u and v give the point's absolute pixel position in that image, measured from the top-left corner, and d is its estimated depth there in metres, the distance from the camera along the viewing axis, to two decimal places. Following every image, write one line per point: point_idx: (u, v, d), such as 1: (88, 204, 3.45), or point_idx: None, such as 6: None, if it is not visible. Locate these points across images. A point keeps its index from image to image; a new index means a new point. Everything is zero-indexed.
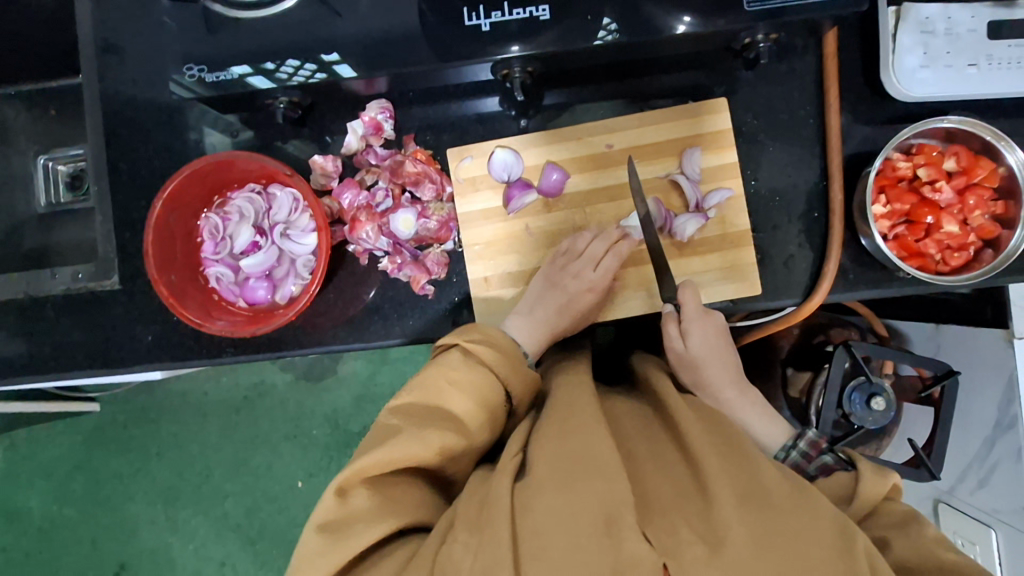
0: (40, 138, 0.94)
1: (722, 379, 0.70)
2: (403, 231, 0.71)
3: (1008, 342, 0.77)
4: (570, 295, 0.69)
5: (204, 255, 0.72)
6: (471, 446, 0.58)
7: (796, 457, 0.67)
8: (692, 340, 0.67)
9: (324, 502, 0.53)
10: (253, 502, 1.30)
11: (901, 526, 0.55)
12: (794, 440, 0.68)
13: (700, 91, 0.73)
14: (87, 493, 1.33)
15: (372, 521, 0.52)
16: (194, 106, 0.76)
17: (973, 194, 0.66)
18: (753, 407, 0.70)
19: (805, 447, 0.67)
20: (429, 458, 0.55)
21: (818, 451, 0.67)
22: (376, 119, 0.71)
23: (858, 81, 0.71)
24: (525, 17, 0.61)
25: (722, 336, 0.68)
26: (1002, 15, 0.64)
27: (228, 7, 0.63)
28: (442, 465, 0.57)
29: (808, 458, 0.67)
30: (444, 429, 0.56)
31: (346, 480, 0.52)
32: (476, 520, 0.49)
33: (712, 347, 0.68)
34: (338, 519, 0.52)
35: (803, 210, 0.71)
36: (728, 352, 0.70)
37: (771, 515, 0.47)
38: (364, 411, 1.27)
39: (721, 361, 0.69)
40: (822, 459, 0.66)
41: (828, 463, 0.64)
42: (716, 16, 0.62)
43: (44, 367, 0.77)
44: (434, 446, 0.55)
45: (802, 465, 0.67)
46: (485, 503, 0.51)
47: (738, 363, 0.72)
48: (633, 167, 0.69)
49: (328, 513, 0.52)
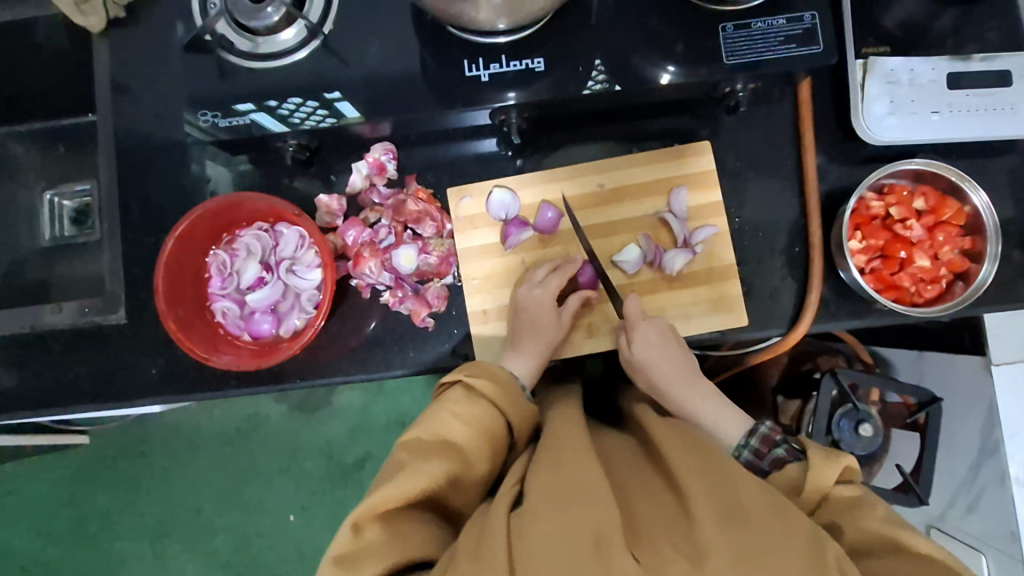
0: (46, 174, 0.97)
1: (677, 382, 0.71)
2: (405, 266, 0.74)
3: (986, 370, 0.81)
4: (534, 319, 0.71)
5: (212, 290, 0.75)
6: (473, 473, 0.60)
7: (748, 457, 0.65)
8: (637, 346, 0.70)
9: (339, 537, 0.53)
10: (244, 537, 1.28)
11: (851, 510, 0.57)
12: (747, 439, 0.66)
13: (685, 133, 0.77)
14: (74, 529, 1.31)
15: (386, 554, 0.53)
16: (203, 146, 0.80)
17: (941, 231, 0.71)
18: (709, 403, 0.70)
19: (756, 443, 0.65)
20: (436, 489, 0.56)
21: (770, 445, 0.64)
22: (380, 159, 0.75)
23: (832, 125, 0.76)
24: (521, 68, 0.66)
25: (666, 337, 0.70)
26: (958, 68, 0.70)
27: (244, 58, 0.67)
28: (447, 493, 0.58)
29: (760, 454, 0.64)
30: (447, 459, 0.57)
31: (360, 515, 0.53)
32: (474, 547, 0.51)
33: (657, 352, 0.69)
34: (352, 553, 0.53)
35: (786, 244, 0.75)
36: (681, 357, 0.71)
37: (751, 532, 0.49)
38: (358, 443, 1.27)
39: (667, 361, 0.70)
40: (774, 453, 0.63)
41: (779, 456, 0.62)
42: (698, 67, 0.66)
43: (47, 400, 0.78)
44: (441, 476, 0.56)
45: (755, 462, 0.64)
46: (482, 531, 0.52)
47: (696, 364, 0.72)
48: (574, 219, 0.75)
49: (343, 547, 0.53)
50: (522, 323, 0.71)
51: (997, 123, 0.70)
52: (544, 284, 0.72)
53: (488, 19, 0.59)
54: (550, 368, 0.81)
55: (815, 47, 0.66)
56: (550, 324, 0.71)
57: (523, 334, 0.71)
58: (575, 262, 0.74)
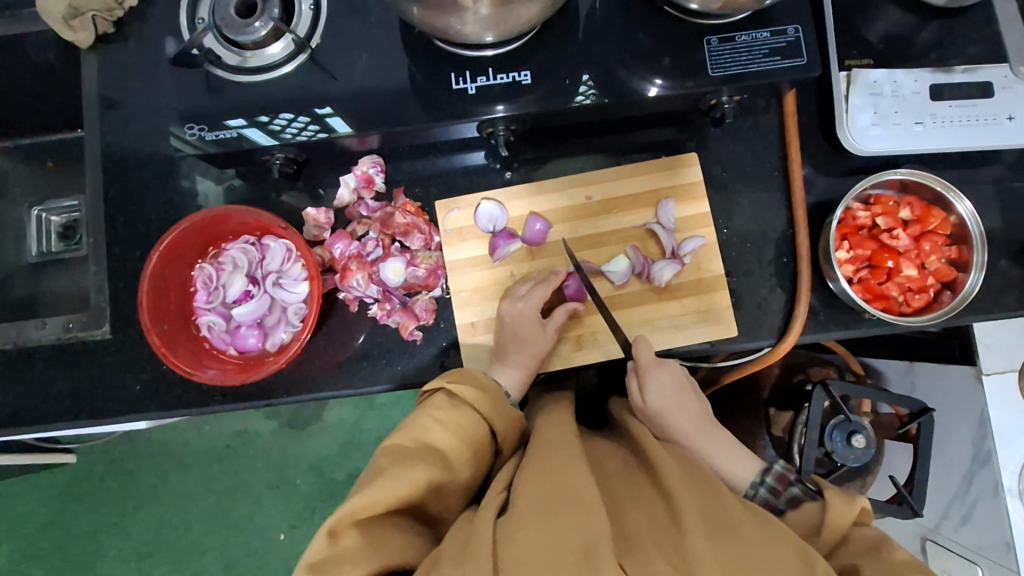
0: (34, 190, 0.96)
1: (687, 425, 0.70)
2: (392, 278, 0.74)
3: (977, 379, 0.81)
4: (521, 332, 0.70)
5: (196, 304, 0.74)
6: (456, 479, 0.59)
7: (765, 495, 0.65)
8: (648, 391, 0.69)
9: (315, 543, 0.52)
10: (232, 557, 1.26)
11: (872, 552, 0.55)
12: (762, 476, 0.66)
13: (672, 145, 0.78)
14: (58, 550, 1.28)
15: (361, 561, 0.51)
16: (191, 159, 0.79)
17: (928, 240, 0.71)
18: (724, 448, 0.69)
19: (773, 481, 0.65)
20: (417, 495, 0.55)
21: (786, 484, 0.65)
22: (368, 172, 0.75)
23: (818, 136, 0.77)
24: (509, 81, 0.67)
25: (678, 383, 0.70)
26: (940, 79, 0.71)
27: (230, 71, 0.68)
28: (429, 499, 0.57)
29: (776, 492, 0.64)
30: (429, 465, 0.56)
31: (337, 521, 0.52)
32: (458, 556, 0.49)
33: (670, 397, 0.69)
34: (327, 560, 0.51)
35: (774, 255, 0.75)
36: (690, 399, 0.71)
37: (740, 545, 0.49)
38: (349, 459, 1.26)
39: (680, 408, 0.70)
40: (790, 492, 0.63)
41: (796, 494, 0.63)
42: (685, 79, 0.67)
43: (28, 419, 0.76)
44: (423, 482, 0.55)
45: (771, 500, 0.64)
46: (467, 539, 0.51)
47: (705, 406, 0.72)
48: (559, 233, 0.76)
49: (318, 553, 0.51)
50: (507, 337, 0.71)
51: (980, 133, 0.71)
52: (527, 298, 0.71)
53: (474, 32, 0.59)
54: (539, 377, 0.79)
55: (799, 59, 0.66)
56: (538, 336, 0.71)
57: (512, 346, 0.71)
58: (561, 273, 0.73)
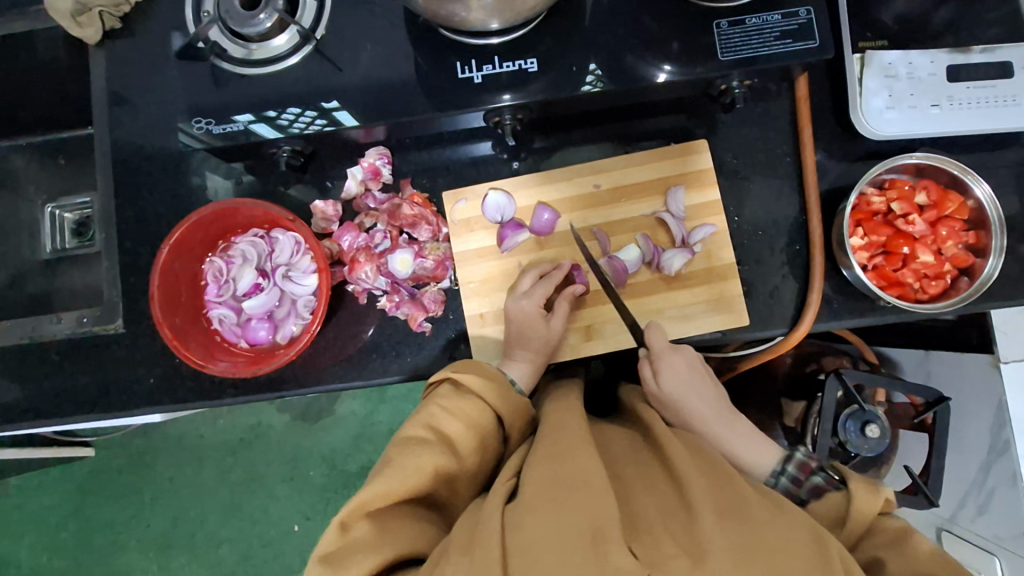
0: (47, 187, 0.97)
1: (704, 412, 0.69)
2: (401, 270, 0.74)
3: (995, 367, 0.79)
4: (523, 328, 0.70)
5: (208, 298, 0.75)
6: (462, 468, 0.59)
7: (785, 483, 0.64)
8: (663, 378, 0.68)
9: (326, 535, 0.52)
10: (248, 547, 1.27)
11: (895, 546, 0.55)
12: (783, 464, 0.65)
13: (683, 132, 0.77)
14: (79, 542, 1.31)
15: (374, 551, 0.52)
16: (198, 153, 0.79)
17: (944, 225, 0.70)
18: (741, 436, 0.67)
19: (794, 470, 0.64)
20: (426, 484, 0.55)
21: (809, 473, 0.63)
22: (375, 164, 0.75)
23: (830, 121, 0.75)
24: (515, 69, 0.66)
25: (693, 368, 0.69)
26: (958, 60, 0.69)
27: (236, 65, 0.68)
28: (437, 487, 0.57)
29: (798, 481, 0.63)
30: (436, 452, 0.57)
31: (349, 512, 0.52)
32: (468, 543, 0.50)
33: (684, 382, 0.68)
34: (339, 549, 0.52)
35: (786, 243, 0.74)
36: (707, 386, 0.70)
37: (752, 528, 0.48)
38: (362, 452, 1.27)
39: (693, 393, 0.68)
40: (812, 480, 0.62)
41: (818, 484, 0.61)
42: (694, 64, 0.66)
43: (45, 413, 0.77)
44: (430, 471, 0.55)
45: (793, 489, 0.63)
46: (476, 526, 0.51)
47: (723, 396, 0.71)
48: (569, 223, 0.76)
49: (330, 545, 0.52)
50: (513, 334, 0.71)
51: (998, 115, 0.69)
52: (530, 295, 0.71)
53: (480, 19, 0.59)
54: (551, 366, 0.79)
55: (811, 42, 0.65)
56: (542, 333, 0.70)
57: (519, 339, 0.70)
58: (562, 269, 0.73)
